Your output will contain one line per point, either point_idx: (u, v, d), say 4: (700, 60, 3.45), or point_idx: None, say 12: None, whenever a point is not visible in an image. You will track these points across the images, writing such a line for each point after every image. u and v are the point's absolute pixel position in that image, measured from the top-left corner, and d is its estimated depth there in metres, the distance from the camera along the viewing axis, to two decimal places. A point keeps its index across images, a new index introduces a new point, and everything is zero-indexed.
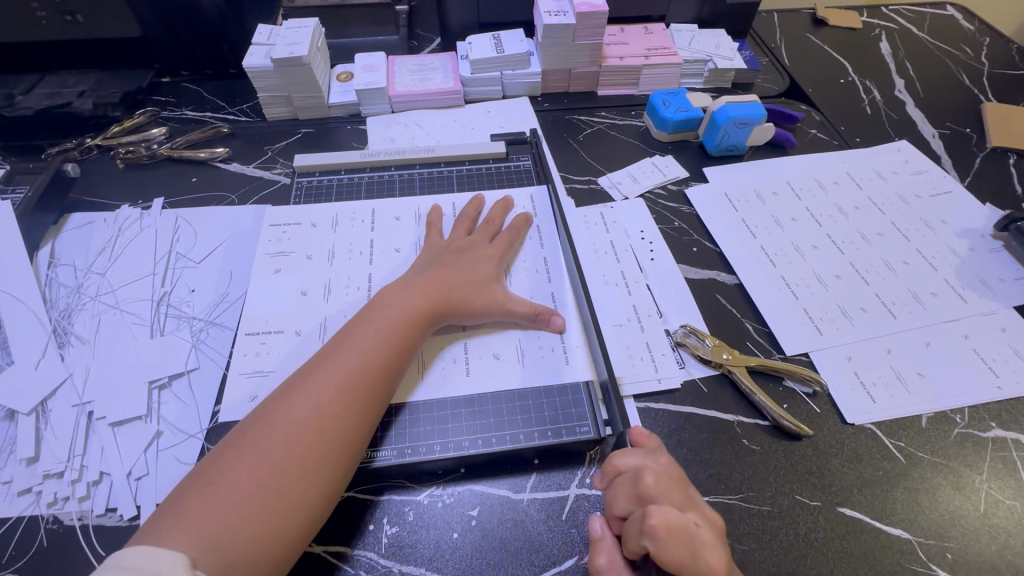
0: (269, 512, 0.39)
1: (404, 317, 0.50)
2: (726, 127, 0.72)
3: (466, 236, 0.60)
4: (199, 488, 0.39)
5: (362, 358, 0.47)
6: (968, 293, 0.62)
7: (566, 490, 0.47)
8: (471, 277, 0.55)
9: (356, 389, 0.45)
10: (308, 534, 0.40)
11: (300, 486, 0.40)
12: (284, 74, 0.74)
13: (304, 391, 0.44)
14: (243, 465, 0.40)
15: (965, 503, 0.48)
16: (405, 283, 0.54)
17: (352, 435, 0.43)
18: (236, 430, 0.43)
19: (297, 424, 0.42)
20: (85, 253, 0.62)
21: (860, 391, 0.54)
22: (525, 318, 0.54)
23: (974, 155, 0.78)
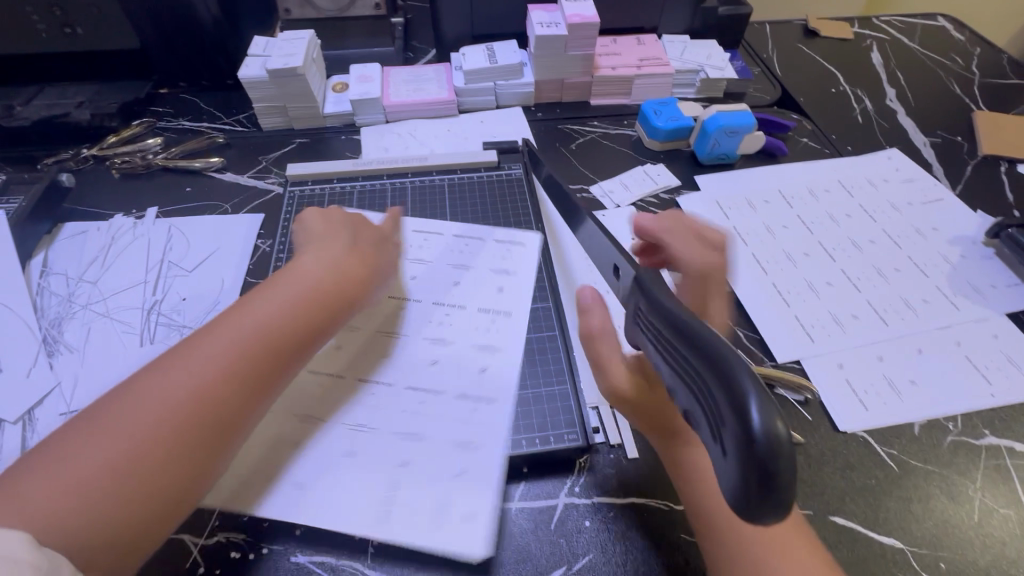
0: (129, 490, 0.35)
1: (313, 294, 0.47)
2: (717, 136, 0.73)
3: (383, 242, 0.57)
4: (50, 459, 0.35)
5: (256, 327, 0.43)
6: (960, 300, 0.61)
7: (555, 499, 0.47)
8: (374, 277, 0.52)
9: (244, 359, 0.42)
10: (176, 512, 0.37)
11: (169, 461, 0.37)
12: (279, 85, 0.75)
13: (185, 357, 0.41)
14: (102, 437, 0.36)
15: (959, 512, 0.48)
16: (296, 270, 0.50)
17: (236, 414, 0.41)
18: (103, 397, 0.39)
19: (168, 392, 0.39)
20: (77, 262, 0.62)
21: (852, 399, 0.54)
22: (472, 322, 0.54)
23: (966, 163, 0.78)
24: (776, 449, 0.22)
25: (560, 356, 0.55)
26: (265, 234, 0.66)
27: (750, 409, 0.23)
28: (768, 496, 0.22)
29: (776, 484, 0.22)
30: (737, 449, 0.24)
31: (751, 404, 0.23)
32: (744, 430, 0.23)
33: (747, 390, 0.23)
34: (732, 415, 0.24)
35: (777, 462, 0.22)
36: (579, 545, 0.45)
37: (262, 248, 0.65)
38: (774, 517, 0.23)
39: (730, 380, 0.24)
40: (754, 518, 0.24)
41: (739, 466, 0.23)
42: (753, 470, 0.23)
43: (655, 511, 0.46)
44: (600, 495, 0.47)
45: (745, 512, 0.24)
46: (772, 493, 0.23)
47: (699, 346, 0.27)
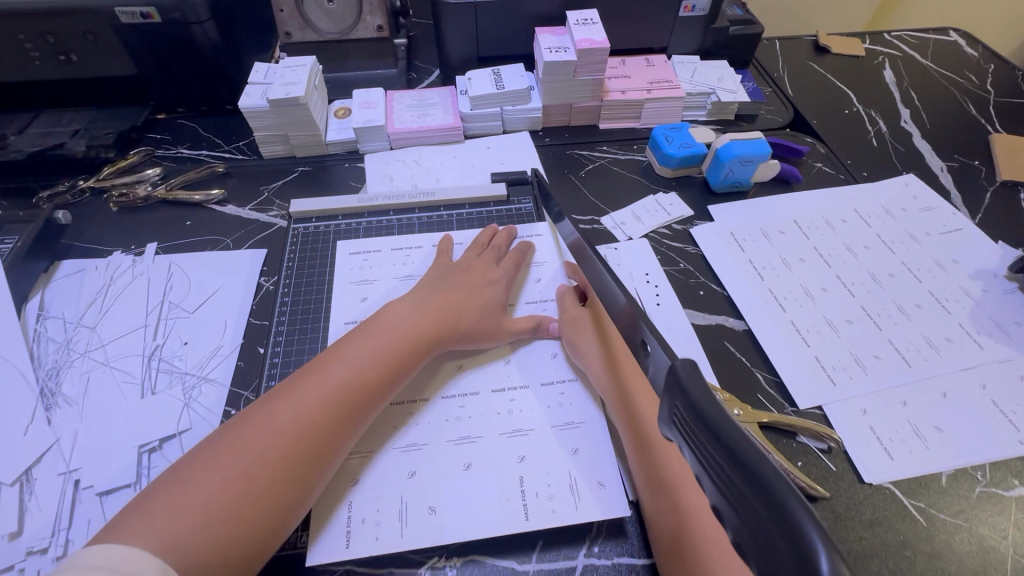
0: (234, 517, 0.39)
1: (403, 335, 0.51)
2: (731, 164, 0.71)
3: (477, 257, 0.61)
4: (174, 486, 0.40)
5: (351, 372, 0.48)
6: (984, 338, 0.60)
7: (574, 561, 0.45)
8: (478, 302, 0.56)
9: (338, 400, 0.46)
10: (269, 543, 0.41)
11: (270, 492, 0.41)
12: (280, 114, 0.72)
13: (288, 398, 0.46)
14: (217, 465, 0.41)
15: (991, 570, 0.46)
16: (412, 304, 0.55)
17: (326, 447, 0.45)
18: (215, 435, 0.44)
19: (272, 432, 0.44)
20: (75, 305, 0.60)
21: (877, 448, 0.52)
22: (529, 330, 0.57)
23: (984, 189, 0.77)
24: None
25: (577, 404, 0.53)
26: (268, 272, 0.65)
27: (818, 561, 0.21)
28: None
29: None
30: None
31: (820, 558, 0.21)
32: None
33: (814, 539, 0.22)
34: (795, 564, 0.22)
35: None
36: None
37: (265, 287, 0.63)
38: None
39: (791, 523, 0.22)
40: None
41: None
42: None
43: None
44: (621, 555, 0.46)
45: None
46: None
47: (747, 471, 0.25)
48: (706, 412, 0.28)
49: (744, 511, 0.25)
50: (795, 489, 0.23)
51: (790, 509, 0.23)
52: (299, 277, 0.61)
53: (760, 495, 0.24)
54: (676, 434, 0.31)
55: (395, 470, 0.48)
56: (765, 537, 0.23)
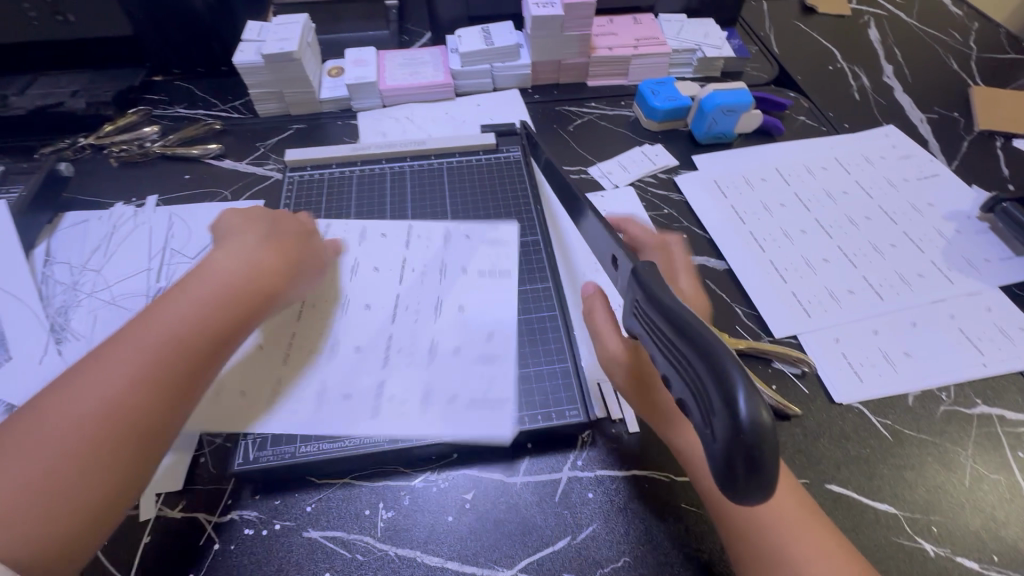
0: (48, 500, 0.36)
1: (229, 292, 0.47)
2: (714, 114, 0.73)
3: (401, 230, 0.59)
4: (6, 470, 0.36)
5: (158, 334, 0.43)
6: (954, 273, 0.62)
7: (559, 473, 0.48)
8: (320, 257, 0.53)
9: (160, 371, 0.41)
10: (104, 521, 0.38)
11: (83, 475, 0.37)
12: (274, 70, 0.74)
13: (106, 363, 0.41)
14: (35, 444, 0.37)
15: (951, 479, 0.49)
16: (243, 257, 0.50)
17: (144, 415, 0.40)
18: (21, 415, 0.39)
19: (80, 405, 0.39)
20: (80, 250, 0.63)
21: (848, 372, 0.55)
22: (460, 303, 0.56)
23: (962, 139, 0.79)
24: (763, 434, 0.24)
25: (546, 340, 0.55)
26: None
27: (737, 395, 0.25)
28: (752, 474, 0.25)
29: (763, 463, 0.25)
30: (726, 436, 0.25)
31: (738, 392, 0.25)
32: (730, 417, 0.25)
33: (736, 381, 0.25)
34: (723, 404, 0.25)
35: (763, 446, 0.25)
36: (583, 515, 0.46)
37: None
38: (763, 495, 0.26)
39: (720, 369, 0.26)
40: (742, 495, 0.26)
41: (727, 447, 0.25)
42: (740, 449, 0.25)
43: (655, 481, 0.48)
44: (603, 468, 0.49)
45: (729, 490, 0.26)
46: (760, 472, 0.25)
47: (687, 335, 0.29)
48: (658, 298, 0.32)
49: (686, 372, 0.29)
50: (728, 350, 0.27)
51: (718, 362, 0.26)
52: None
53: (697, 356, 0.27)
54: (641, 325, 0.34)
55: (388, 393, 0.50)
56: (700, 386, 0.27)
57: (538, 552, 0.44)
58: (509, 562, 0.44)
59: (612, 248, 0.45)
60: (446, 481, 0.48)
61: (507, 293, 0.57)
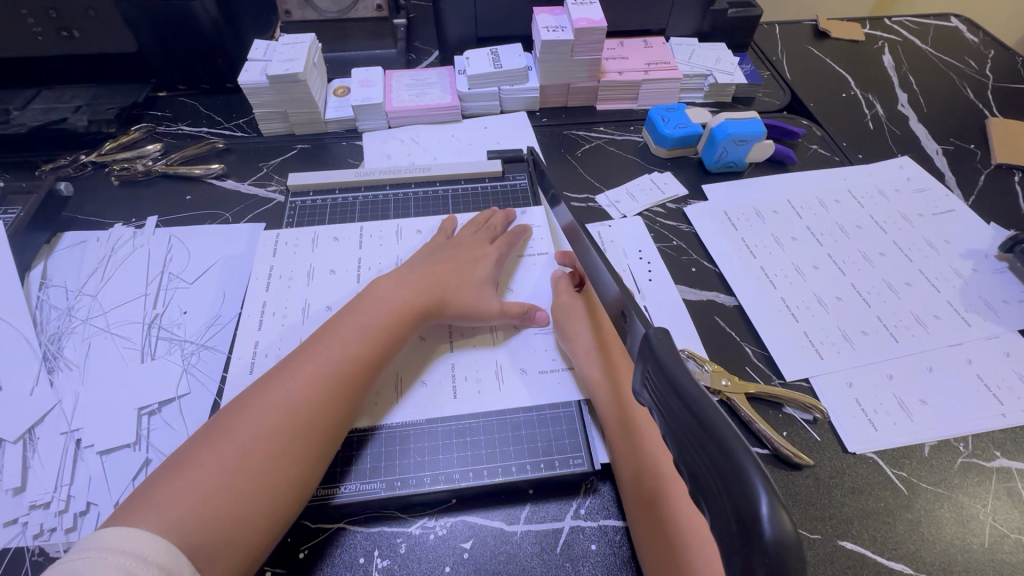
0: (239, 497, 0.40)
1: (392, 309, 0.52)
2: (725, 144, 0.71)
3: (470, 236, 0.62)
4: (181, 472, 0.40)
5: (340, 351, 0.48)
6: (971, 316, 0.60)
7: (560, 522, 0.46)
8: (468, 277, 0.57)
9: (332, 379, 0.47)
10: (278, 523, 0.41)
11: (264, 470, 0.41)
12: (279, 91, 0.73)
13: (281, 381, 0.46)
14: (216, 448, 0.42)
15: (970, 537, 0.47)
16: (398, 279, 0.56)
17: (324, 422, 0.45)
18: (223, 412, 0.45)
19: (269, 411, 0.44)
20: (77, 274, 0.62)
21: (861, 419, 0.53)
22: (516, 318, 0.56)
23: (979, 172, 0.77)
24: (788, 552, 0.22)
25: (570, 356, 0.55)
26: None
27: (760, 507, 0.23)
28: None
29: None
30: (741, 541, 0.23)
31: (760, 502, 0.23)
32: (752, 529, 0.23)
33: (758, 488, 0.23)
34: (739, 507, 0.24)
35: (786, 560, 0.22)
36: (585, 570, 0.44)
37: None
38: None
39: (738, 472, 0.24)
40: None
41: (744, 559, 0.23)
42: (762, 569, 0.23)
43: None
44: (607, 518, 0.47)
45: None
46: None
47: (701, 423, 0.26)
48: (673, 378, 0.30)
49: (696, 458, 0.27)
50: (746, 447, 0.25)
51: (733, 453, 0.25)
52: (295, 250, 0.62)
53: (709, 443, 0.26)
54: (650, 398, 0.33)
55: (388, 436, 0.50)
56: (716, 485, 0.25)
57: None
58: None
59: (616, 300, 0.43)
60: (442, 529, 0.46)
61: (544, 312, 0.57)
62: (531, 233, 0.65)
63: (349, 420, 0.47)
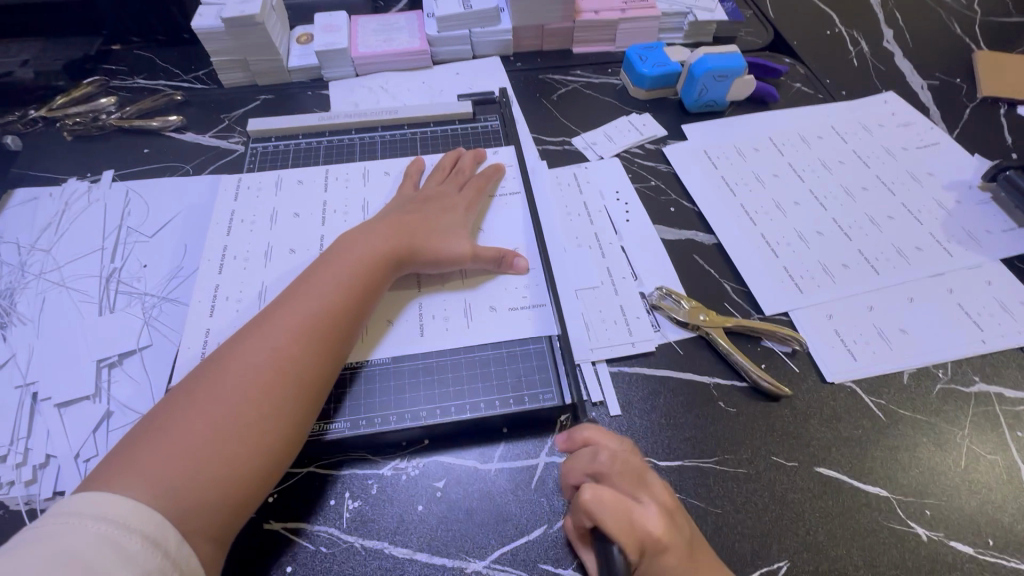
0: (226, 458, 0.38)
1: (368, 260, 0.50)
2: (705, 80, 0.69)
3: (437, 185, 0.59)
4: (159, 436, 0.38)
5: (321, 304, 0.46)
6: (953, 246, 0.59)
7: (535, 459, 0.46)
8: (437, 225, 0.55)
9: (317, 334, 0.45)
10: (271, 480, 0.40)
11: (253, 429, 0.40)
12: (236, 36, 0.69)
13: (260, 337, 0.44)
14: (198, 409, 0.40)
15: (946, 459, 0.47)
16: (369, 227, 0.53)
17: (310, 378, 0.43)
18: (198, 372, 0.43)
19: (250, 369, 0.42)
20: (29, 230, 0.59)
21: (841, 350, 0.52)
22: (491, 263, 0.54)
23: (964, 105, 0.75)
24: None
25: (542, 293, 0.53)
26: None
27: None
28: None
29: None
30: None
31: None
32: None
33: None
34: None
35: None
36: (559, 504, 0.43)
37: None
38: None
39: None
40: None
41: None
42: None
43: None
44: None
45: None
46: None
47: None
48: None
49: None
50: None
51: None
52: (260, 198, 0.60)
53: None
54: None
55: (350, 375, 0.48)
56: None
57: (513, 542, 0.42)
58: (482, 553, 0.41)
59: None
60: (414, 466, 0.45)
61: (522, 257, 0.55)
62: (503, 173, 0.62)
63: (336, 373, 0.46)
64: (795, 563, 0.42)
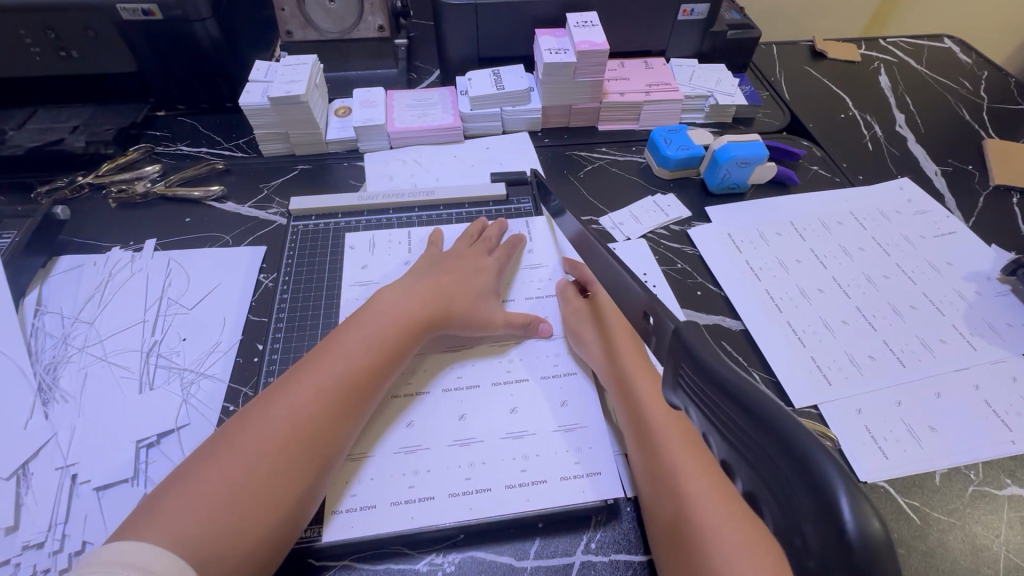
0: (246, 509, 0.39)
1: (402, 321, 0.52)
2: (728, 166, 0.72)
3: (467, 247, 0.62)
4: (181, 489, 0.40)
5: (348, 362, 0.48)
6: (976, 339, 0.61)
7: (571, 557, 0.45)
8: (470, 286, 0.58)
9: (334, 393, 0.46)
10: (285, 533, 0.41)
11: (274, 481, 0.41)
12: (281, 112, 0.73)
13: (284, 393, 0.46)
14: (220, 462, 0.41)
15: (984, 568, 0.47)
16: (402, 290, 0.56)
17: (327, 435, 0.45)
18: (229, 424, 0.45)
19: (275, 423, 0.43)
20: (73, 300, 0.60)
21: (872, 448, 0.52)
22: (519, 328, 0.57)
23: (977, 193, 0.78)
24: (879, 551, 0.19)
25: (572, 363, 0.56)
26: (267, 269, 0.64)
27: (840, 504, 0.20)
28: None
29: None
30: (822, 548, 0.21)
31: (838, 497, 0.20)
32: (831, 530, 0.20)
33: (832, 482, 0.20)
34: (817, 507, 0.21)
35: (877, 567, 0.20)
36: None
37: (264, 284, 0.63)
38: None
39: (809, 468, 0.21)
40: None
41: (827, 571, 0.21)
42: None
43: None
44: (617, 552, 0.46)
45: None
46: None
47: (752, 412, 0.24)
48: (709, 367, 0.27)
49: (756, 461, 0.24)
50: (806, 430, 0.22)
51: (804, 457, 0.21)
52: (299, 274, 0.62)
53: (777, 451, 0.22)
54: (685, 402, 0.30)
55: (391, 439, 0.50)
56: (782, 481, 0.22)
57: None
58: None
59: (643, 304, 0.42)
60: (474, 510, 0.46)
61: (547, 323, 0.58)
62: (526, 242, 0.66)
63: (353, 431, 0.47)
64: None
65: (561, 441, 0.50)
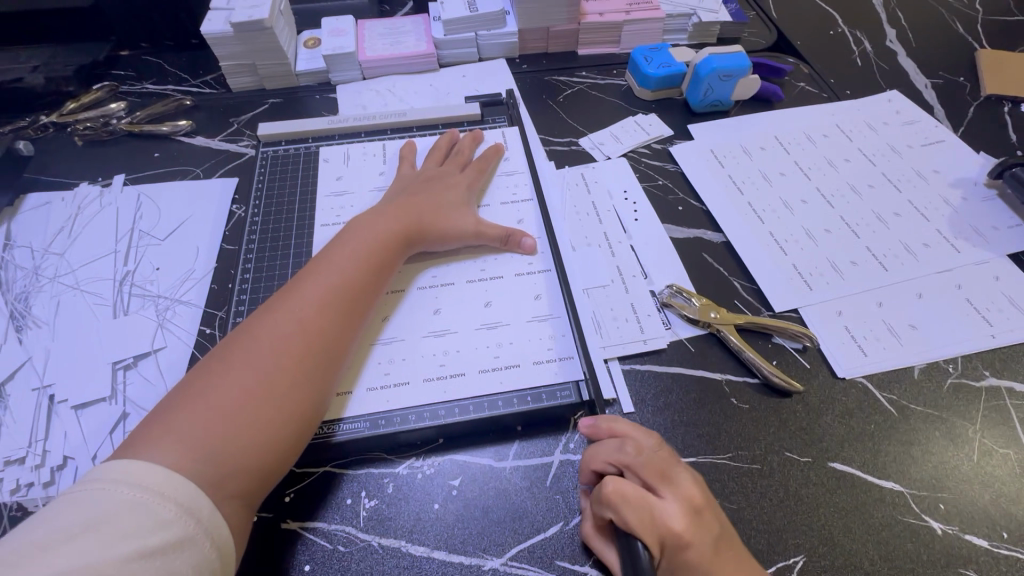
0: (261, 423, 0.40)
1: (386, 238, 0.51)
2: (710, 80, 0.69)
3: (438, 166, 0.61)
4: (191, 403, 0.39)
5: (344, 278, 0.48)
6: (960, 243, 0.60)
7: (550, 457, 0.46)
8: (443, 199, 0.56)
9: (338, 310, 0.46)
10: (301, 443, 0.42)
11: (285, 395, 0.41)
12: (246, 40, 0.70)
13: (285, 310, 0.45)
14: (229, 378, 0.41)
15: (959, 454, 0.47)
16: (380, 207, 0.55)
17: (333, 350, 0.45)
18: (228, 342, 0.44)
19: (279, 340, 0.43)
20: (42, 234, 0.60)
21: (851, 345, 0.52)
22: (497, 240, 0.55)
23: (968, 104, 0.75)
24: None
25: (548, 263, 0.55)
26: (240, 200, 0.63)
27: None
28: None
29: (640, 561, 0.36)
30: None
31: None
32: None
33: None
34: None
35: None
36: (576, 500, 0.44)
37: (236, 214, 0.62)
38: None
39: None
40: None
41: None
42: None
43: None
44: None
45: None
46: None
47: None
48: None
49: None
50: None
51: None
52: (270, 200, 0.60)
53: None
54: None
55: (364, 346, 0.49)
56: None
57: (528, 539, 0.42)
58: (498, 550, 0.41)
59: None
60: (448, 394, 0.47)
61: (530, 238, 0.56)
62: (502, 154, 0.64)
63: (354, 345, 0.48)
64: (810, 558, 0.42)
65: (533, 339, 0.50)
